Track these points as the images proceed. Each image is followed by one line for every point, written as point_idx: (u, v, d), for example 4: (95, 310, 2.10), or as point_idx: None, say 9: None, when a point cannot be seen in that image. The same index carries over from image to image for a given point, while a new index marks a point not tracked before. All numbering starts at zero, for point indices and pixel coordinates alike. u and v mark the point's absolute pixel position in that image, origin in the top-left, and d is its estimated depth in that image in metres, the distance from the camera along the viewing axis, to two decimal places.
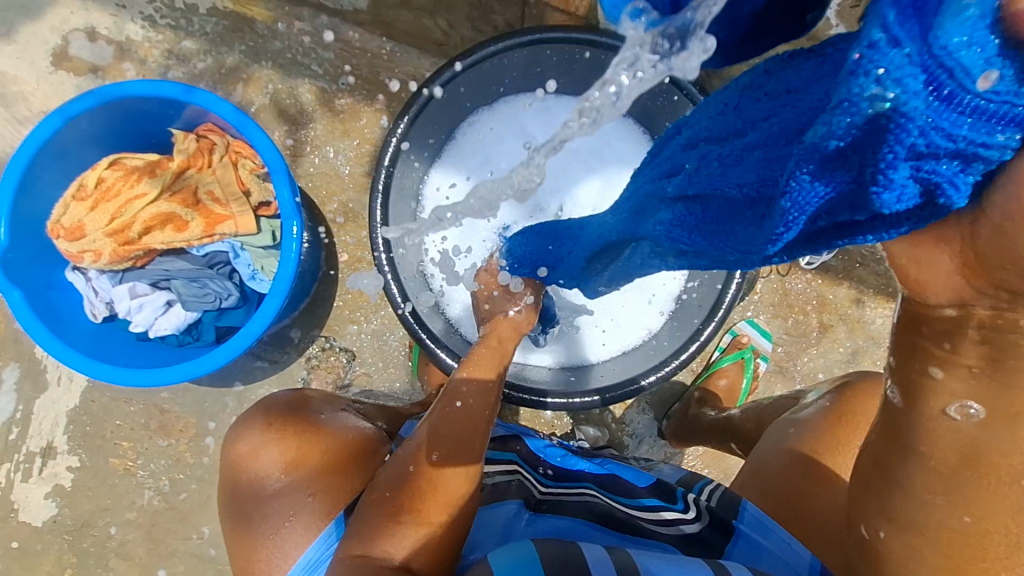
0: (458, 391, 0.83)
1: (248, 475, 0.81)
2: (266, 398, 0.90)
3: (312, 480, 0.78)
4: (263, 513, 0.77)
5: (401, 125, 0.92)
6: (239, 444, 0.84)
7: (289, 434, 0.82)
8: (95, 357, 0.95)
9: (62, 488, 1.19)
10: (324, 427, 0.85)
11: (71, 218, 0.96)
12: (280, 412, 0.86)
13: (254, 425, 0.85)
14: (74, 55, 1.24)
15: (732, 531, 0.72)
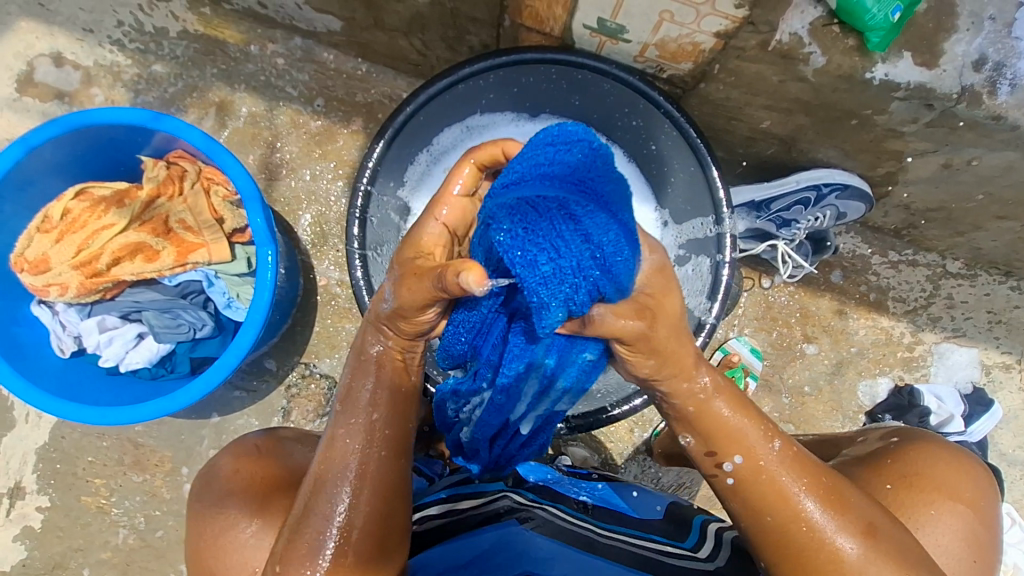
0: (360, 396, 0.67)
1: (209, 522, 0.73)
2: (238, 438, 0.80)
3: (280, 528, 0.71)
4: (234, 562, 0.71)
5: (377, 148, 0.92)
6: (202, 490, 0.76)
7: (257, 480, 0.75)
8: (63, 395, 0.92)
9: (31, 529, 1.15)
10: (297, 469, 0.77)
11: (35, 251, 0.93)
12: (247, 452, 0.78)
13: (221, 467, 0.77)
14: (40, 80, 1.21)
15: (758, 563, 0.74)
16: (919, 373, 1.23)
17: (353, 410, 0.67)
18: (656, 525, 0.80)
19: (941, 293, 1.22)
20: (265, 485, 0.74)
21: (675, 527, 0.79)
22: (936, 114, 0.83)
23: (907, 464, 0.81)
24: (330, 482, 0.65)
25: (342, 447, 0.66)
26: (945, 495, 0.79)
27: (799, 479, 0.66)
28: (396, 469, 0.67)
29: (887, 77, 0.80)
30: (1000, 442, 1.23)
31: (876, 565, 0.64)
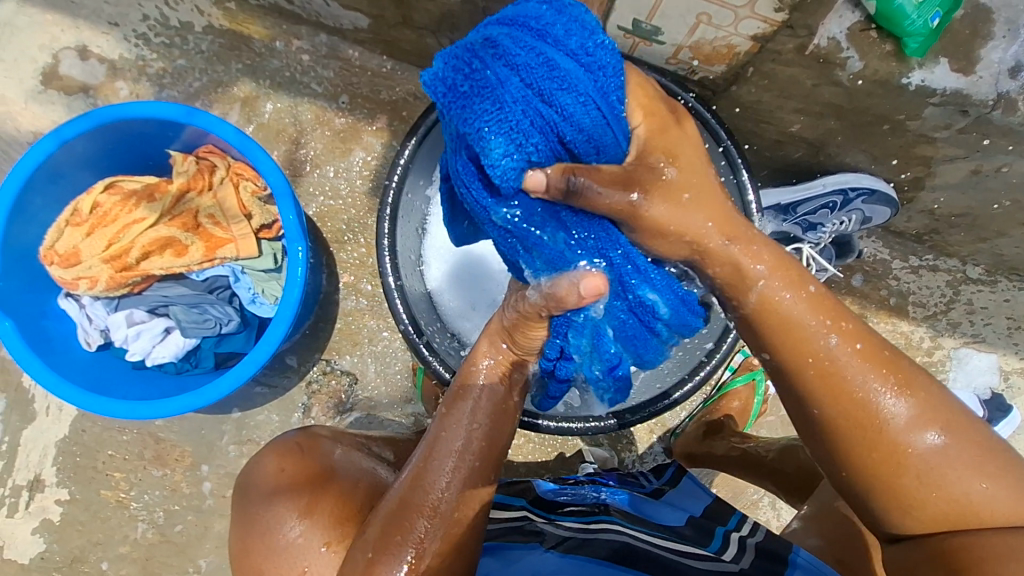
0: (461, 408, 0.69)
1: (257, 525, 0.72)
2: (275, 438, 0.79)
3: (327, 528, 0.71)
4: (281, 563, 0.71)
5: (408, 146, 0.91)
6: (245, 490, 0.76)
7: (301, 480, 0.74)
8: (91, 389, 0.91)
9: (50, 523, 1.14)
10: (336, 467, 0.76)
11: (65, 244, 0.93)
12: (291, 451, 0.77)
13: (262, 469, 0.76)
14: (64, 73, 1.20)
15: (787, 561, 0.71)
16: (938, 378, 1.24)
17: (455, 413, 0.69)
18: (681, 531, 0.78)
19: (961, 299, 1.23)
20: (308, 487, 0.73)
21: (697, 533, 0.78)
22: (970, 120, 0.83)
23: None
24: (428, 481, 0.66)
25: (441, 448, 0.67)
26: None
27: (864, 371, 0.60)
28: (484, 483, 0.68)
29: (924, 83, 0.80)
30: (1017, 448, 1.24)
31: (958, 458, 0.58)
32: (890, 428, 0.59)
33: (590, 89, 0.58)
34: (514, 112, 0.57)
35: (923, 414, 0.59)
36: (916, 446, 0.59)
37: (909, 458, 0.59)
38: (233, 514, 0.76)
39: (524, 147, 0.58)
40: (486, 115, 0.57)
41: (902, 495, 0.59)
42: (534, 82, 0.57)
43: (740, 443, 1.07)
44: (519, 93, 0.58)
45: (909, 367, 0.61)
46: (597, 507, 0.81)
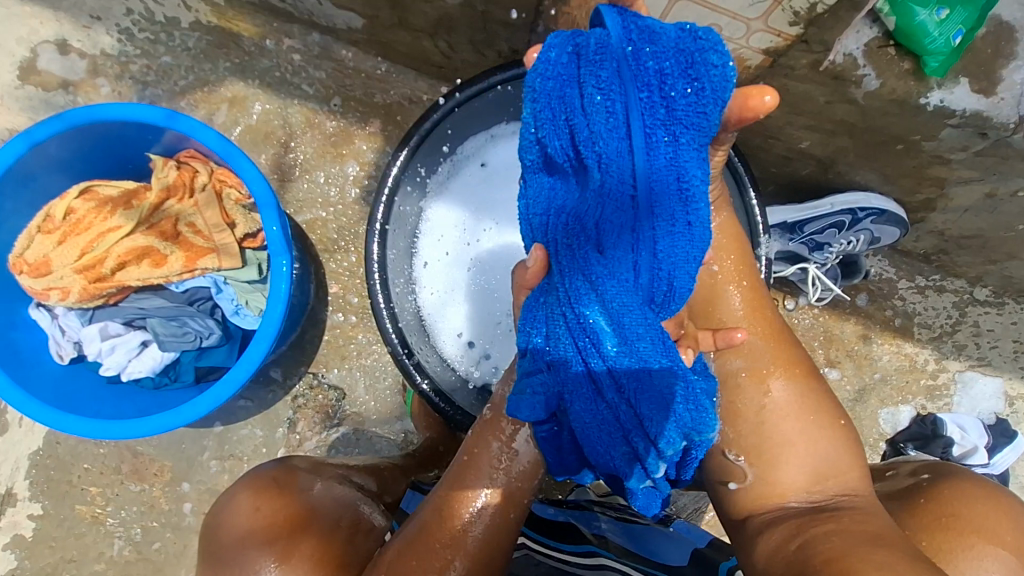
0: (496, 430, 0.70)
1: (229, 568, 0.67)
2: (251, 471, 0.75)
3: (306, 573, 0.66)
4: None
5: (400, 156, 0.87)
6: (220, 532, 0.70)
7: (279, 519, 0.69)
8: (61, 406, 0.87)
9: (22, 538, 1.10)
10: (316, 505, 0.72)
11: (35, 252, 0.87)
12: (267, 486, 0.72)
13: (238, 506, 0.71)
14: (43, 68, 1.15)
15: None
16: (942, 402, 1.21)
17: (491, 433, 0.71)
18: (680, 570, 0.74)
19: (967, 321, 1.20)
20: (287, 526, 0.68)
21: (699, 571, 0.74)
22: (988, 143, 0.80)
23: (942, 503, 0.68)
24: (458, 499, 0.68)
25: (476, 466, 0.70)
26: (986, 540, 0.65)
27: (775, 380, 0.74)
28: (505, 525, 0.69)
29: (942, 103, 0.76)
30: (1022, 475, 1.21)
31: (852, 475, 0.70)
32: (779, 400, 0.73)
33: (640, 139, 0.50)
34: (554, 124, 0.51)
35: (809, 405, 0.73)
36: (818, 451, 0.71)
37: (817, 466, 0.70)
38: (201, 559, 0.71)
39: (546, 139, 0.52)
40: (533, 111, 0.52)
41: (776, 463, 0.72)
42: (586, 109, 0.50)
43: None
44: (573, 113, 0.50)
45: (816, 384, 0.76)
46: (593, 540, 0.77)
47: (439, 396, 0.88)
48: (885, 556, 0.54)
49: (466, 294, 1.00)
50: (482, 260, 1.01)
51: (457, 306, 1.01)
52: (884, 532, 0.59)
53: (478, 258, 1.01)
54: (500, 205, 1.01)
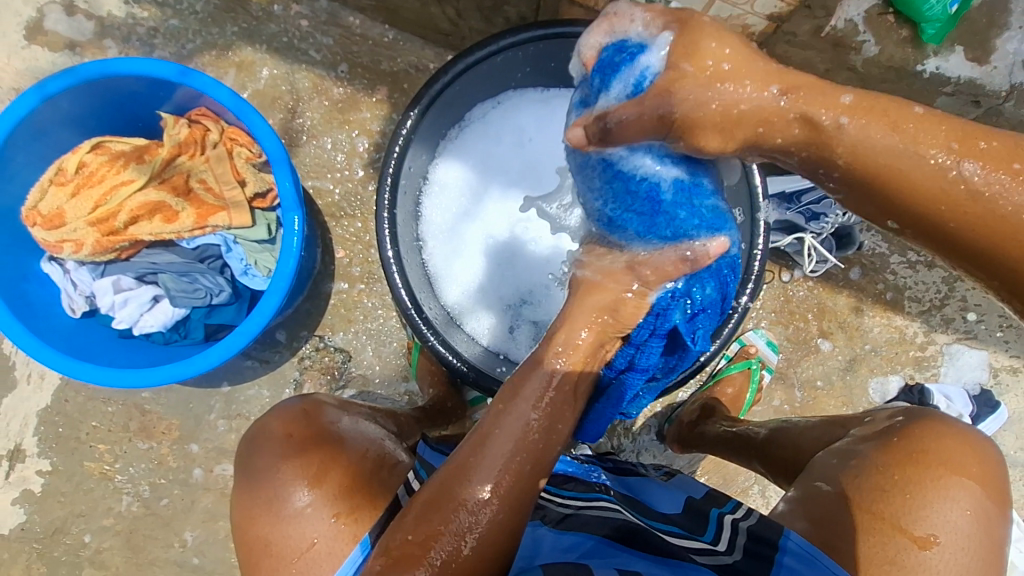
0: (527, 382, 0.66)
1: (262, 492, 0.70)
2: (281, 403, 0.79)
3: (336, 498, 0.69)
4: (285, 535, 0.68)
5: (411, 116, 0.88)
6: (252, 458, 0.74)
7: (312, 445, 0.72)
8: (76, 355, 0.89)
9: (31, 493, 1.12)
10: (346, 435, 0.75)
11: (49, 205, 0.89)
12: (299, 418, 0.76)
13: (272, 433, 0.75)
14: (50, 29, 1.15)
15: (776, 547, 0.68)
16: (929, 373, 1.24)
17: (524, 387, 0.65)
18: (674, 517, 0.77)
19: (955, 295, 1.24)
20: (319, 453, 0.72)
21: (692, 518, 0.77)
22: (981, 111, 0.81)
23: (912, 440, 0.72)
24: (484, 457, 0.61)
25: (506, 421, 0.63)
26: (953, 472, 0.69)
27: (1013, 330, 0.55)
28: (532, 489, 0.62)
29: (938, 70, 0.80)
30: (1003, 443, 1.25)
31: None
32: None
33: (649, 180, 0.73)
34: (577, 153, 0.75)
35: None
36: None
37: None
38: (234, 480, 0.75)
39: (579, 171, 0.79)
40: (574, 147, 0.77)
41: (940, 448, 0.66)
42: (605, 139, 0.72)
43: (731, 426, 1.05)
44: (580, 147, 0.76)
45: None
46: (597, 486, 0.80)
47: (446, 348, 0.90)
48: (955, 497, 0.67)
49: (469, 255, 1.03)
50: (483, 222, 1.03)
51: (458, 268, 1.03)
52: (971, 485, 0.68)
53: (482, 220, 1.03)
54: (502, 169, 1.04)
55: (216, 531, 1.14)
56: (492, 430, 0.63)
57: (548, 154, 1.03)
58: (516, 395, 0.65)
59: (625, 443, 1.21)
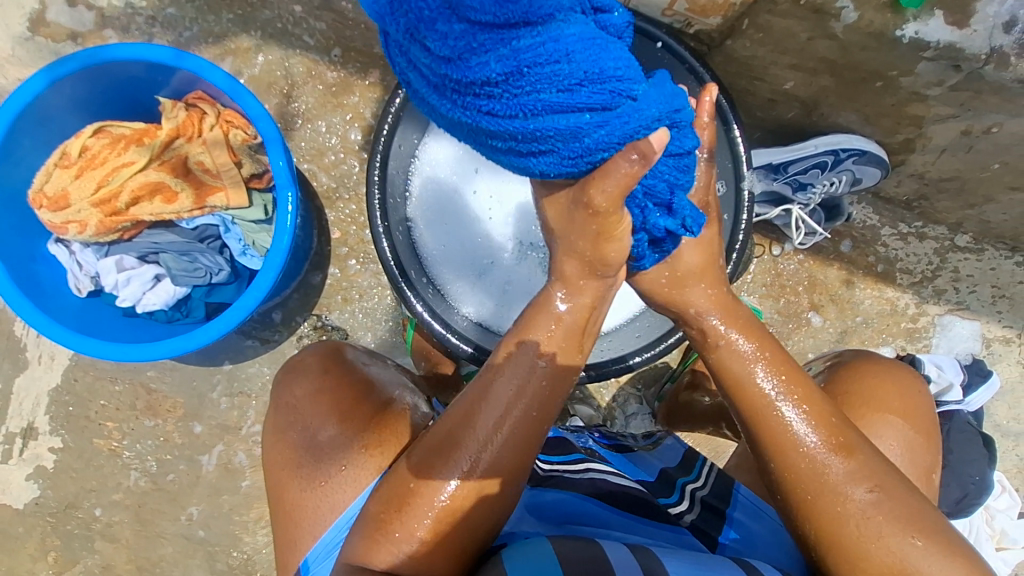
0: (521, 349, 0.67)
1: (297, 420, 0.76)
2: (310, 345, 0.83)
3: (365, 431, 0.74)
4: (315, 458, 0.73)
5: (399, 95, 0.91)
6: (289, 388, 0.79)
7: (346, 381, 0.78)
8: (82, 332, 0.92)
9: (44, 469, 1.16)
10: (375, 379, 0.80)
11: (54, 187, 0.92)
12: (338, 357, 0.81)
13: (309, 365, 0.80)
14: (52, 20, 1.18)
15: (726, 516, 0.77)
16: (921, 343, 1.26)
17: (516, 361, 0.67)
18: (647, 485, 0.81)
19: (947, 266, 1.24)
20: (353, 390, 0.77)
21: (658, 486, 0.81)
22: (961, 77, 0.83)
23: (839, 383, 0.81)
24: (479, 422, 0.65)
25: (499, 387, 0.66)
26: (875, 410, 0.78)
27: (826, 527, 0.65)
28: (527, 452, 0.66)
29: (917, 35, 0.80)
30: (996, 413, 1.26)
31: (884, 521, 0.64)
32: (900, 569, 0.62)
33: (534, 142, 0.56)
34: (496, 141, 0.56)
35: (874, 530, 0.63)
36: (850, 498, 0.65)
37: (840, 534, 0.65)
38: (267, 416, 0.79)
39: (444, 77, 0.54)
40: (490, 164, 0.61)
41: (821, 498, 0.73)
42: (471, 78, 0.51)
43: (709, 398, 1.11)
44: (477, 145, 0.58)
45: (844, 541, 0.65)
46: (581, 448, 0.83)
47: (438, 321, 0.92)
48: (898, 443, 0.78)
49: (473, 228, 1.06)
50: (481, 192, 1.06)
51: (442, 241, 1.05)
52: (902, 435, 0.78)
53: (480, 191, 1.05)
54: None
55: (221, 505, 1.17)
56: (469, 424, 0.65)
57: None
58: (512, 358, 0.67)
59: (618, 426, 1.21)
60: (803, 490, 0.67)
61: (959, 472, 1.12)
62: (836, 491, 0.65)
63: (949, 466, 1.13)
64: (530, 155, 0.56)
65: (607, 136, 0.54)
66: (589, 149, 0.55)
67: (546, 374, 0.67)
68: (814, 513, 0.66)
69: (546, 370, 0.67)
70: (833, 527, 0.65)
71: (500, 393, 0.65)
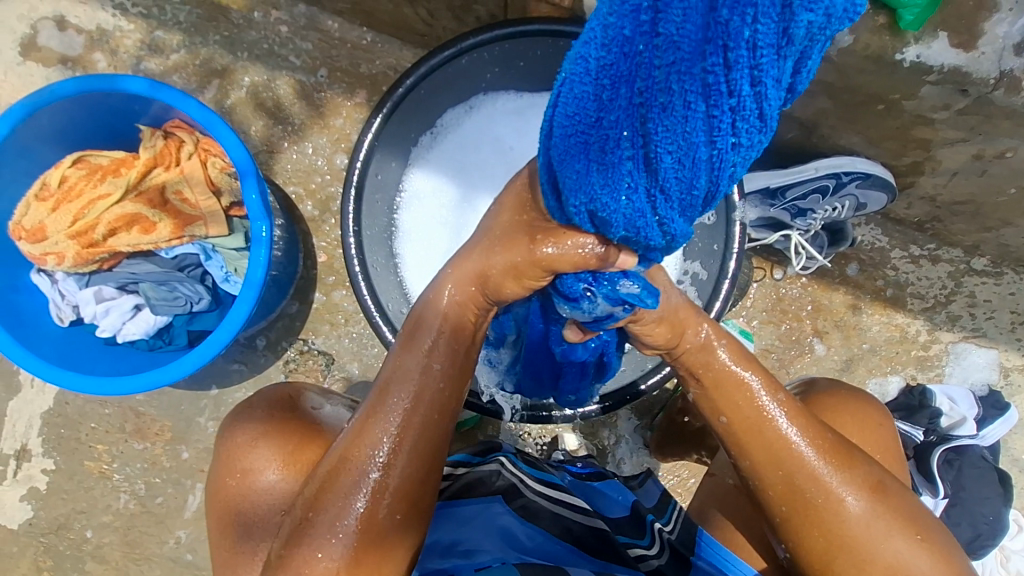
0: (411, 349, 0.65)
1: (236, 464, 0.75)
2: (265, 387, 0.81)
3: None
4: (257, 506, 0.73)
5: (375, 122, 0.88)
6: (233, 433, 0.77)
7: (291, 427, 0.76)
8: (60, 364, 0.92)
9: (37, 490, 1.17)
10: (324, 422, 0.79)
11: (32, 219, 0.92)
12: (284, 399, 0.79)
13: (255, 411, 0.78)
14: (43, 45, 1.18)
15: (690, 563, 0.73)
16: (933, 373, 1.19)
17: (405, 368, 0.64)
18: (618, 521, 0.77)
19: (963, 291, 1.17)
20: (297, 436, 0.75)
21: (630, 523, 0.78)
22: (970, 101, 0.80)
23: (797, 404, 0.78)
24: (372, 437, 0.62)
25: (392, 398, 0.63)
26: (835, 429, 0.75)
27: (825, 533, 0.64)
28: (433, 464, 0.64)
29: (919, 58, 0.77)
30: (1014, 448, 1.19)
31: (886, 520, 0.64)
32: (902, 569, 0.63)
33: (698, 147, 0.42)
34: (666, 92, 0.40)
35: (882, 530, 0.63)
36: (850, 507, 0.64)
37: (843, 538, 0.63)
38: (215, 453, 0.79)
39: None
40: (602, 55, 0.43)
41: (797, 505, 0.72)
42: (741, 127, 0.40)
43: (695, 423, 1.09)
44: (666, 50, 0.39)
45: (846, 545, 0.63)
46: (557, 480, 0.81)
47: None
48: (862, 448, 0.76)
49: None
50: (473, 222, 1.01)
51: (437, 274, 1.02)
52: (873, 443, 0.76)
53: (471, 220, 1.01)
54: (476, 175, 1.02)
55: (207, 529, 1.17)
56: (366, 441, 0.62)
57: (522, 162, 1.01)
58: (403, 363, 0.64)
59: (610, 468, 1.17)
60: (810, 497, 0.64)
61: (970, 511, 1.03)
62: (832, 499, 0.64)
63: (962, 505, 1.03)
64: (605, 137, 0.45)
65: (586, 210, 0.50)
66: (577, 191, 0.49)
67: (440, 377, 0.64)
68: (815, 520, 0.64)
69: (439, 358, 0.65)
70: (838, 535, 0.64)
71: (394, 398, 0.63)
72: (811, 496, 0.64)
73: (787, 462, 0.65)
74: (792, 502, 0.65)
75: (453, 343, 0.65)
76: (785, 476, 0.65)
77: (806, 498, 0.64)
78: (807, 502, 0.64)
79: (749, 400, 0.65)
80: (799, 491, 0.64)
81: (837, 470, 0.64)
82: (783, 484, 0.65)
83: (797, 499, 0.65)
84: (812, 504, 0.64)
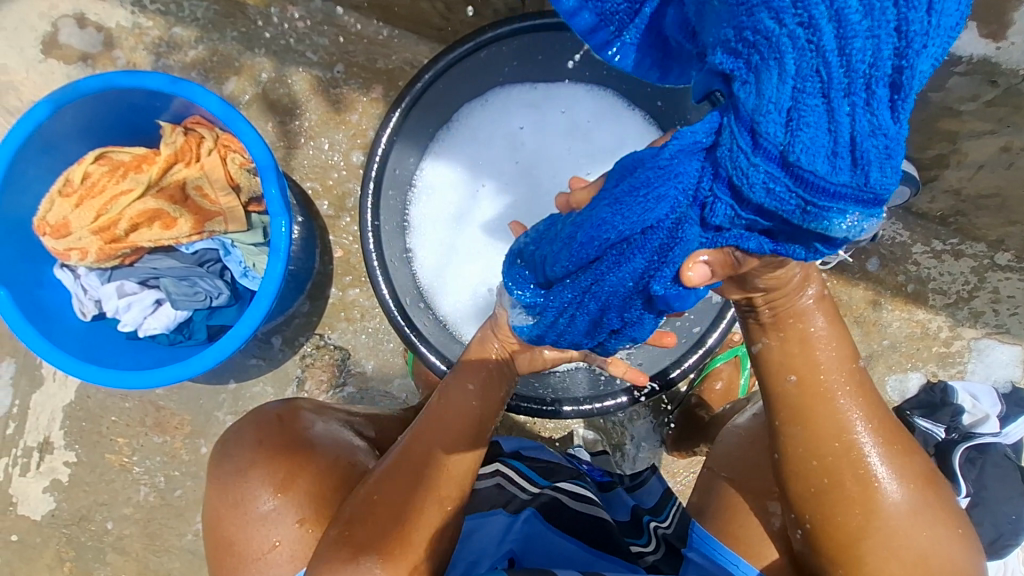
0: (457, 374, 0.75)
1: (228, 495, 0.77)
2: (261, 408, 0.84)
3: (301, 504, 0.76)
4: (252, 534, 0.75)
5: (394, 117, 0.88)
6: (222, 464, 0.80)
7: (278, 454, 0.78)
8: (84, 358, 0.93)
9: (59, 482, 1.19)
10: (314, 443, 0.80)
11: (56, 215, 0.93)
12: (270, 424, 0.81)
13: (244, 438, 0.81)
14: (64, 42, 1.19)
15: (682, 555, 0.74)
16: (955, 369, 1.17)
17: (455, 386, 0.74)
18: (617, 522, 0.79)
19: (986, 286, 1.15)
20: (283, 462, 0.77)
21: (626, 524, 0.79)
22: (998, 92, 0.84)
23: None
24: (419, 441, 0.71)
25: (443, 409, 0.73)
26: None
27: (860, 512, 0.64)
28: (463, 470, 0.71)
29: (949, 48, 0.81)
30: None
31: (921, 511, 0.64)
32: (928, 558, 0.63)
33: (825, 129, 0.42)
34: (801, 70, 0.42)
35: (928, 519, 0.64)
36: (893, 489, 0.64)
37: (878, 520, 0.63)
38: (209, 479, 0.81)
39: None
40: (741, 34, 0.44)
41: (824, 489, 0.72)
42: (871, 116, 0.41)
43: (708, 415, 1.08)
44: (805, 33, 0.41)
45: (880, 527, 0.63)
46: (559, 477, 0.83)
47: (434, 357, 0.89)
48: None
49: (483, 256, 1.02)
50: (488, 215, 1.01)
51: (452, 269, 1.02)
52: None
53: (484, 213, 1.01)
54: (491, 169, 1.02)
55: None
56: (414, 444, 0.71)
57: (536, 155, 1.01)
58: (449, 386, 0.75)
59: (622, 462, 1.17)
60: (855, 474, 0.64)
61: (993, 510, 0.99)
62: (875, 479, 0.64)
63: (985, 504, 0.99)
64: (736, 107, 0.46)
65: (882, 78, 0.41)
66: (883, 46, 0.41)
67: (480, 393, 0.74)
68: (855, 499, 0.64)
69: (478, 386, 0.74)
70: (873, 515, 0.64)
71: (439, 412, 0.72)
72: (858, 472, 0.64)
73: (836, 438, 0.65)
74: (836, 479, 0.65)
75: (492, 369, 0.76)
76: (834, 452, 0.65)
77: (853, 473, 0.64)
78: (853, 478, 0.64)
79: (828, 365, 0.65)
80: (845, 468, 0.65)
81: (884, 456, 0.65)
82: (830, 459, 0.65)
83: (843, 475, 0.65)
84: (856, 483, 0.64)
